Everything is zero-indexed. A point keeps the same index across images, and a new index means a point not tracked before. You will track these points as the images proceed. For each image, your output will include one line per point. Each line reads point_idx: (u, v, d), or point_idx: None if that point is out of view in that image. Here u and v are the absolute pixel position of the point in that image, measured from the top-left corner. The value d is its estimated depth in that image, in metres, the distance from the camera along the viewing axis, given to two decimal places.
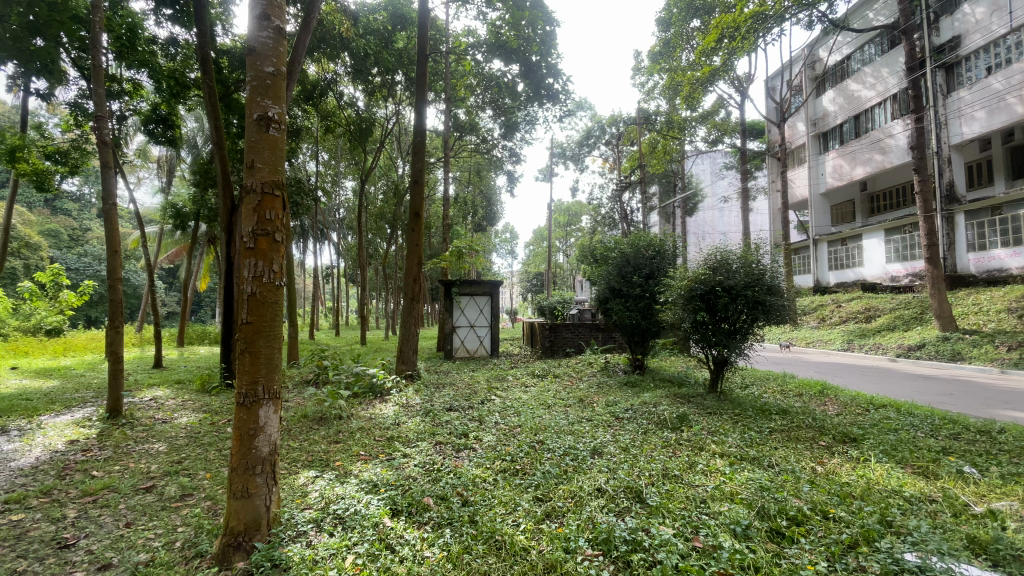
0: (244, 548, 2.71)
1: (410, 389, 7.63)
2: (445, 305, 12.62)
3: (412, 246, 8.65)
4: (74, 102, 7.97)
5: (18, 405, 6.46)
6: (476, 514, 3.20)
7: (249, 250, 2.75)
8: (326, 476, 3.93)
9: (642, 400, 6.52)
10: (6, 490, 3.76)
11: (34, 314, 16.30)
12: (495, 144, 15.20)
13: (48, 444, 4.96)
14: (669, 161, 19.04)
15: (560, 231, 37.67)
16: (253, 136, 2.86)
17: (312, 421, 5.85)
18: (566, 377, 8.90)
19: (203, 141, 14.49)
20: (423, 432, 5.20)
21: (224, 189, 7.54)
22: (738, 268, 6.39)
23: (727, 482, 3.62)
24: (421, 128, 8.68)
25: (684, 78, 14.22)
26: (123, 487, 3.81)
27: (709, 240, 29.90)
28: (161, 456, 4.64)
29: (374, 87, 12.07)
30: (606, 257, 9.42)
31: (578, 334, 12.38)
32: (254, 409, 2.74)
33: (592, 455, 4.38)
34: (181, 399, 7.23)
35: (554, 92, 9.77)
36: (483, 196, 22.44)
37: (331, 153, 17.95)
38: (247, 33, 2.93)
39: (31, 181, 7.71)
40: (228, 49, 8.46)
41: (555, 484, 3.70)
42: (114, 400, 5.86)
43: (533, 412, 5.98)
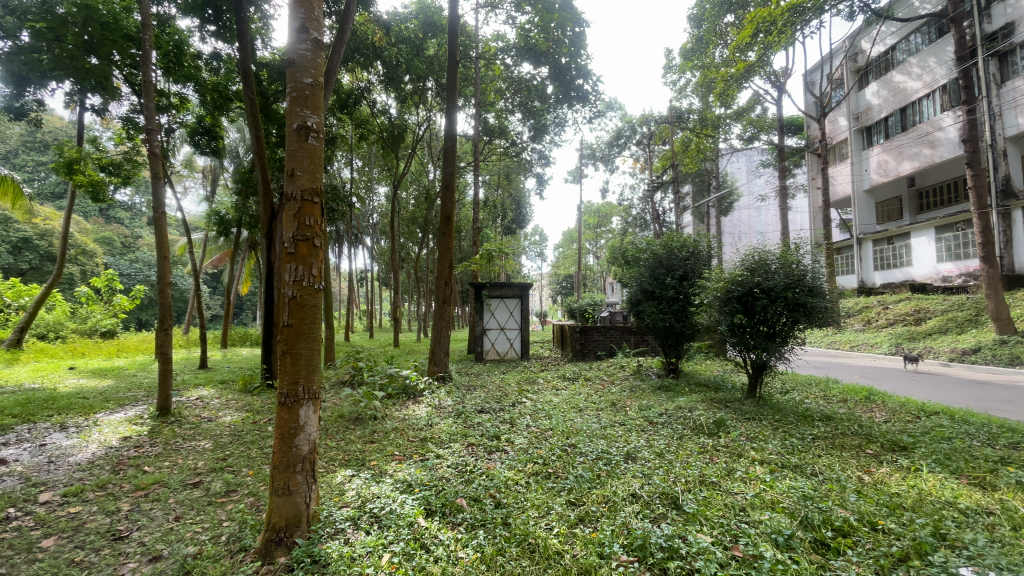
0: (285, 543, 2.79)
1: (442, 390, 7.74)
2: (476, 307, 12.69)
3: (443, 249, 8.74)
4: (126, 116, 8.46)
5: (76, 403, 6.89)
6: (509, 517, 3.19)
7: (289, 255, 2.85)
8: (362, 475, 4.01)
9: (677, 405, 6.36)
10: (66, 484, 4.00)
11: (90, 317, 17.32)
12: (524, 147, 15.25)
13: (104, 440, 5.24)
14: (702, 159, 18.59)
15: (589, 233, 37.32)
16: (293, 145, 2.96)
17: (347, 422, 5.96)
18: (598, 381, 8.79)
19: (244, 151, 15.08)
20: (455, 433, 5.26)
21: (264, 195, 7.83)
22: (777, 269, 6.18)
23: (768, 490, 3.50)
24: (452, 134, 8.78)
25: (718, 76, 13.91)
26: (172, 483, 3.99)
27: (745, 240, 29.04)
28: (207, 454, 4.83)
29: (407, 95, 12.30)
30: (638, 258, 9.31)
31: (609, 336, 12.23)
32: (295, 409, 2.82)
33: (626, 460, 4.31)
34: (225, 399, 7.53)
35: (584, 93, 9.68)
36: (512, 199, 22.52)
37: (364, 160, 18.39)
38: (287, 46, 3.03)
39: (87, 192, 8.14)
40: (268, 62, 8.80)
41: (588, 489, 3.66)
42: (163, 399, 6.13)
43: (564, 416, 5.93)
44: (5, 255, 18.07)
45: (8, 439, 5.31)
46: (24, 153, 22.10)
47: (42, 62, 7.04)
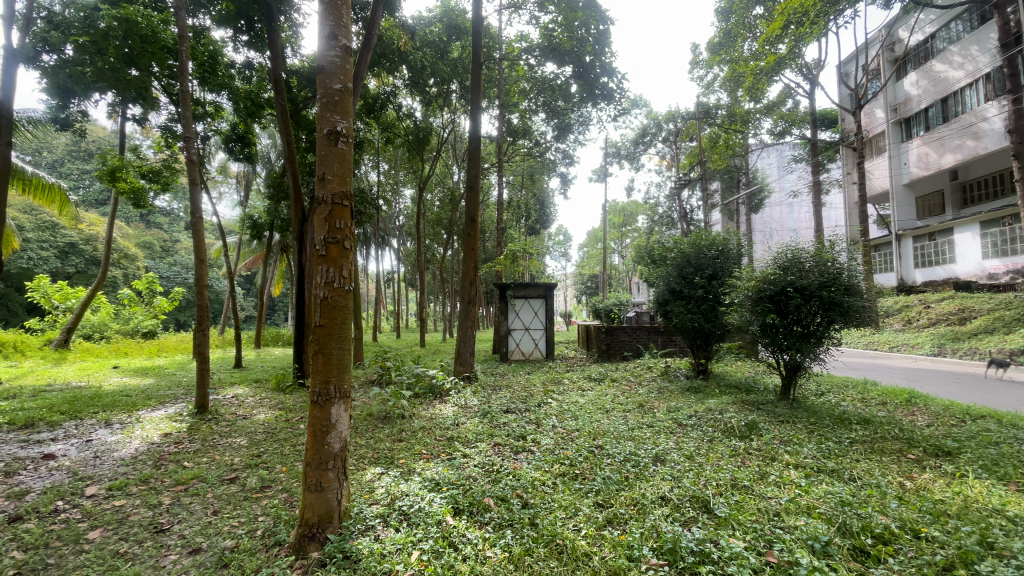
0: (318, 539, 2.86)
1: (468, 390, 7.81)
2: (500, 308, 12.74)
3: (468, 250, 8.80)
4: (165, 125, 8.82)
5: (121, 400, 7.22)
6: (537, 517, 3.19)
7: (321, 258, 2.92)
8: (391, 474, 4.07)
9: (707, 407, 6.23)
10: (111, 478, 4.19)
11: (133, 318, 18.12)
12: (548, 147, 15.22)
13: (146, 436, 5.48)
14: (731, 156, 18.15)
15: (615, 232, 36.98)
16: (324, 150, 3.03)
17: (376, 421, 6.06)
18: (625, 382, 8.68)
19: (275, 156, 15.51)
20: (482, 433, 5.29)
21: (295, 199, 8.05)
22: (811, 267, 6.01)
23: (803, 495, 3.40)
24: (476, 135, 8.83)
25: (747, 69, 13.61)
26: (210, 478, 4.14)
27: (776, 238, 28.25)
28: (243, 450, 5.00)
29: (432, 98, 12.44)
30: (665, 257, 9.19)
31: (635, 336, 12.10)
32: (327, 407, 2.88)
33: (655, 462, 4.25)
34: (259, 397, 7.78)
35: (608, 91, 9.59)
36: (537, 199, 22.48)
37: (390, 163, 18.67)
38: (317, 53, 3.11)
39: (130, 199, 8.38)
40: (297, 69, 9.04)
41: (616, 491, 3.62)
42: (201, 397, 6.37)
43: (591, 417, 5.88)
44: (54, 259, 19.06)
45: (58, 434, 5.60)
46: (70, 162, 23.24)
47: (86, 74, 7.39)
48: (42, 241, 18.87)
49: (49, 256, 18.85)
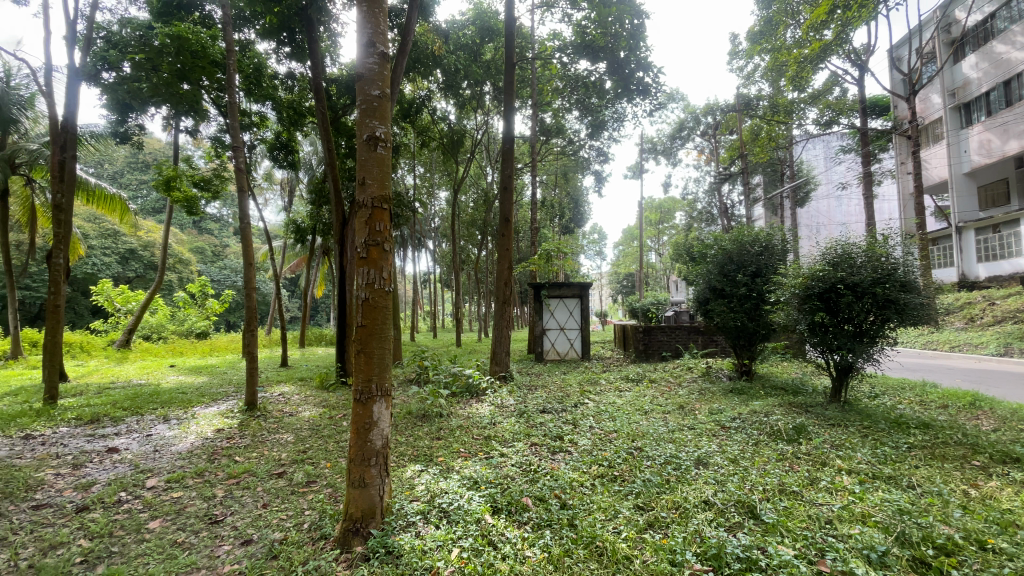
0: (361, 533, 2.94)
1: (504, 389, 7.85)
2: (535, 307, 12.74)
3: (503, 250, 8.84)
4: (214, 136, 9.25)
5: (178, 397, 7.64)
6: (576, 518, 3.18)
7: (362, 260, 3.00)
8: (430, 471, 4.14)
9: (751, 409, 6.02)
10: (169, 471, 4.45)
11: (187, 319, 19.12)
12: (582, 145, 15.10)
13: (200, 432, 5.78)
14: (775, 148, 17.41)
15: (651, 229, 36.29)
16: (364, 155, 3.11)
17: (415, 419, 6.17)
18: (664, 383, 8.50)
19: (316, 162, 16.02)
20: (519, 432, 5.29)
21: (336, 204, 8.30)
22: (863, 263, 5.72)
23: (858, 502, 3.23)
24: (510, 135, 8.85)
25: (789, 57, 13.07)
26: (260, 472, 4.32)
27: (823, 233, 27.02)
28: (289, 446, 5.20)
29: (465, 100, 12.56)
30: (705, 254, 8.94)
31: (674, 336, 11.84)
32: (369, 405, 2.96)
33: (697, 465, 4.14)
34: (304, 395, 8.06)
35: (645, 85, 9.40)
36: (571, 198, 22.34)
37: (426, 166, 19.00)
38: (357, 62, 3.20)
39: (184, 208, 8.77)
40: (336, 77, 9.32)
41: (657, 494, 3.56)
42: (249, 394, 6.66)
43: (629, 418, 5.80)
44: (116, 265, 20.37)
45: (122, 429, 5.99)
46: (129, 173, 24.79)
47: (142, 89, 7.84)
48: (104, 247, 20.19)
49: (111, 262, 20.16)
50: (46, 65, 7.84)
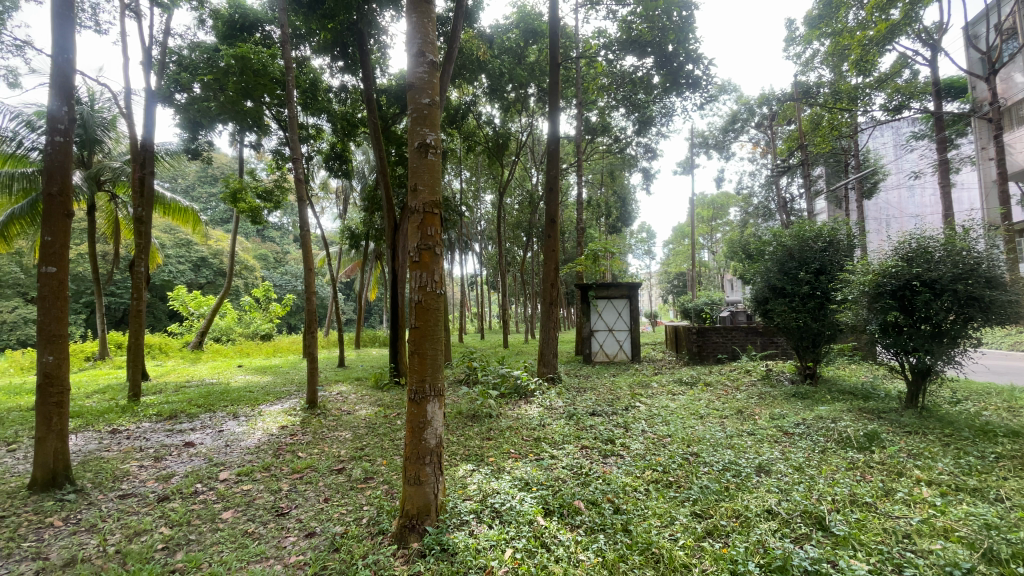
0: (417, 530, 3.01)
1: (552, 391, 7.81)
2: (583, 309, 12.63)
3: (549, 251, 8.84)
4: (275, 149, 9.79)
5: (245, 395, 8.13)
6: (630, 524, 3.12)
7: (414, 263, 3.09)
8: (482, 471, 4.19)
9: (816, 414, 5.69)
10: (239, 465, 4.75)
11: (252, 322, 20.35)
12: (629, 142, 14.85)
13: (266, 428, 6.13)
14: (838, 137, 16.35)
15: (703, 227, 35.04)
16: (416, 162, 3.19)
17: (465, 419, 6.25)
18: (720, 386, 8.18)
19: (368, 170, 16.62)
20: (569, 435, 5.25)
21: (388, 210, 8.60)
22: (942, 258, 5.26)
23: (938, 516, 2.98)
24: (555, 136, 8.80)
25: (851, 41, 12.27)
26: (321, 468, 4.54)
27: (894, 226, 25.15)
28: (347, 443, 5.41)
29: (510, 103, 12.64)
30: (762, 251, 8.55)
31: (730, 337, 11.37)
32: (423, 404, 3.03)
33: (758, 473, 3.96)
34: (360, 394, 8.38)
35: (695, 78, 9.11)
36: (618, 197, 21.99)
37: (472, 170, 19.29)
38: (408, 71, 3.29)
39: (248, 218, 9.33)
40: (386, 88, 9.65)
41: (715, 501, 3.43)
42: (310, 393, 6.99)
43: (684, 422, 5.62)
44: (189, 272, 21.97)
45: (197, 424, 6.45)
46: (199, 187, 26.68)
47: (210, 108, 8.42)
48: (179, 256, 21.80)
49: (185, 269, 21.76)
50: (127, 89, 8.57)
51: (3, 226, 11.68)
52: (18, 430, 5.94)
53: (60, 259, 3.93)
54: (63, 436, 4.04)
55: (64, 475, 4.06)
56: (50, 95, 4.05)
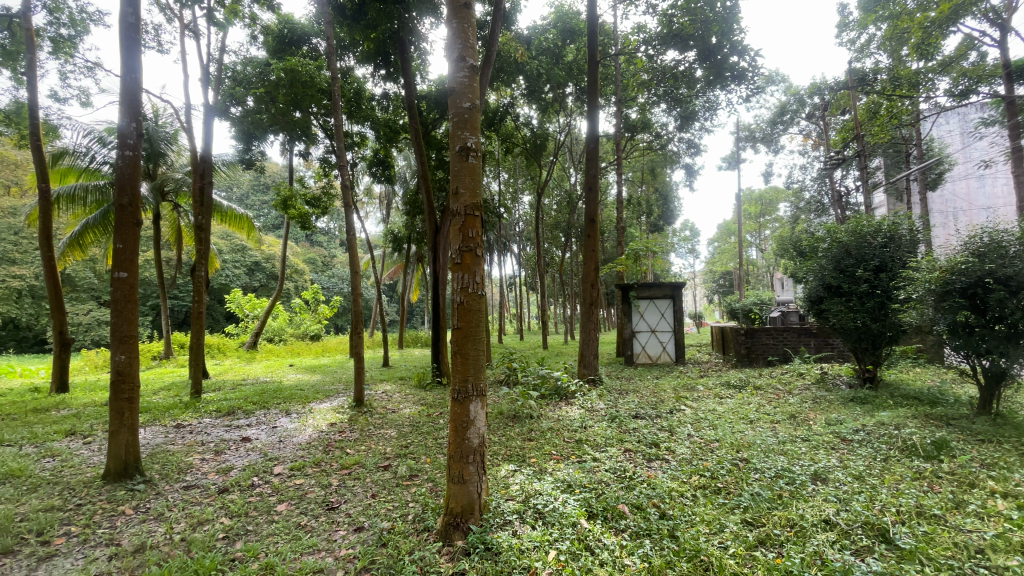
0: (461, 528, 3.05)
1: (594, 393, 7.71)
2: (624, 309, 12.44)
3: (589, 251, 8.77)
4: (322, 157, 10.18)
5: (297, 393, 8.48)
6: (677, 530, 3.05)
7: (456, 265, 3.14)
8: (524, 471, 4.20)
9: (878, 420, 5.36)
10: (292, 460, 4.96)
11: (302, 324, 21.24)
12: (670, 138, 14.54)
13: (317, 425, 6.39)
14: (898, 126, 15.36)
15: (751, 223, 33.69)
16: (457, 165, 3.24)
17: (507, 419, 6.30)
18: (771, 390, 7.84)
19: (410, 174, 17.00)
20: (612, 437, 5.19)
21: (428, 213, 8.77)
22: (1019, 254, 4.83)
23: (1018, 531, 2.74)
24: (594, 135, 8.69)
25: (911, 24, 11.51)
26: (368, 464, 4.68)
27: (964, 219, 23.34)
28: (393, 441, 5.55)
29: (548, 104, 12.62)
30: (816, 248, 8.16)
31: (782, 339, 10.89)
32: (466, 404, 3.07)
33: (814, 481, 3.78)
34: (404, 393, 8.58)
35: (740, 70, 8.80)
36: (659, 194, 21.53)
37: (510, 172, 19.40)
38: (449, 76, 3.35)
39: (298, 224, 9.73)
40: (426, 93, 9.87)
41: (767, 509, 3.30)
42: (357, 392, 7.21)
43: (732, 427, 5.43)
44: (244, 276, 23.18)
45: (252, 421, 6.79)
46: (253, 194, 28.13)
47: (262, 120, 8.88)
48: (235, 261, 23.02)
49: (241, 273, 22.97)
50: (187, 105, 9.13)
51: (78, 235, 12.63)
52: (94, 423, 6.44)
53: (130, 265, 4.23)
54: (133, 429, 4.35)
55: (134, 466, 4.36)
56: (120, 113, 4.37)
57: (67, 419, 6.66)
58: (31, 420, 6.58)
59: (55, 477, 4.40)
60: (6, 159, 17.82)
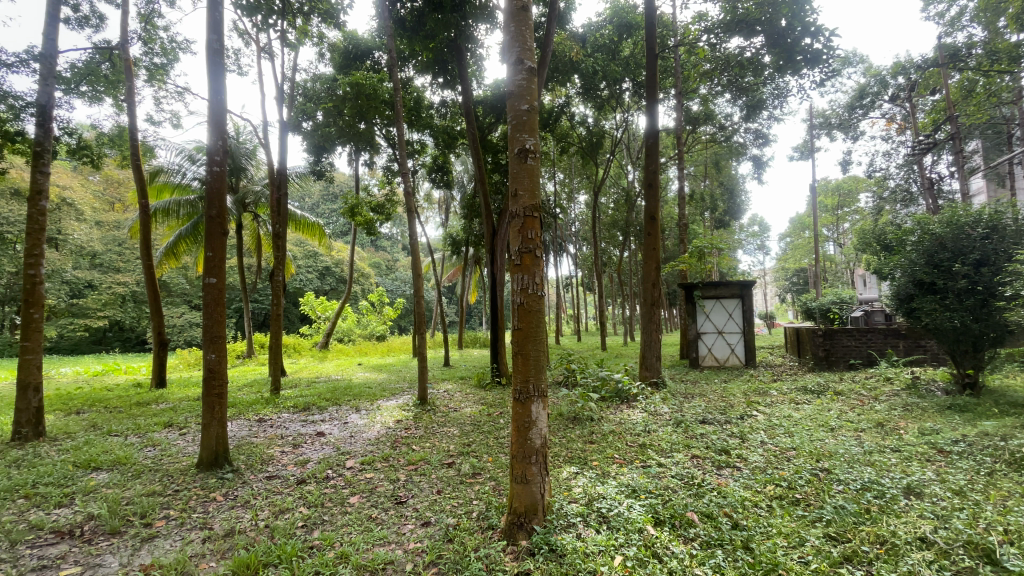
0: (525, 528, 3.07)
1: (657, 396, 7.49)
2: (688, 310, 11.98)
3: (649, 249, 8.52)
4: (386, 165, 10.60)
5: (365, 391, 8.89)
6: (751, 541, 2.90)
7: (516, 266, 3.19)
8: (587, 474, 4.15)
9: (982, 430, 4.82)
10: (363, 454, 5.21)
11: (369, 325, 22.26)
12: (735, 129, 13.88)
13: (384, 422, 6.67)
14: (1000, 103, 13.76)
15: (828, 216, 31.40)
16: (516, 167, 3.28)
17: (567, 421, 6.26)
18: (854, 396, 7.26)
19: (467, 179, 17.28)
20: (677, 443, 5.02)
21: (486, 216, 8.87)
22: None
23: None
24: (653, 130, 8.47)
25: None
26: (434, 461, 4.82)
27: None
28: (455, 439, 5.69)
29: (604, 101, 12.44)
30: (904, 242, 7.49)
31: (865, 341, 10.07)
32: (528, 404, 3.09)
33: (906, 495, 3.46)
34: (465, 392, 8.76)
35: (814, 53, 8.15)
36: (724, 189, 20.60)
37: (566, 173, 19.36)
38: (507, 80, 3.39)
39: (364, 230, 10.18)
40: (483, 99, 10.06)
41: (853, 524, 3.06)
42: (421, 391, 7.44)
43: (811, 435, 5.08)
44: (316, 280, 24.65)
45: (325, 416, 7.20)
46: (323, 204, 29.94)
47: (331, 133, 9.43)
48: (308, 266, 24.53)
49: (313, 278, 24.47)
50: (265, 122, 9.84)
51: (172, 245, 13.94)
52: (188, 417, 7.07)
53: (219, 271, 4.62)
54: (223, 423, 4.74)
55: (224, 457, 4.76)
56: (208, 132, 4.78)
57: (166, 412, 7.38)
58: (136, 413, 7.35)
59: (155, 465, 4.89)
60: (112, 179, 20.96)
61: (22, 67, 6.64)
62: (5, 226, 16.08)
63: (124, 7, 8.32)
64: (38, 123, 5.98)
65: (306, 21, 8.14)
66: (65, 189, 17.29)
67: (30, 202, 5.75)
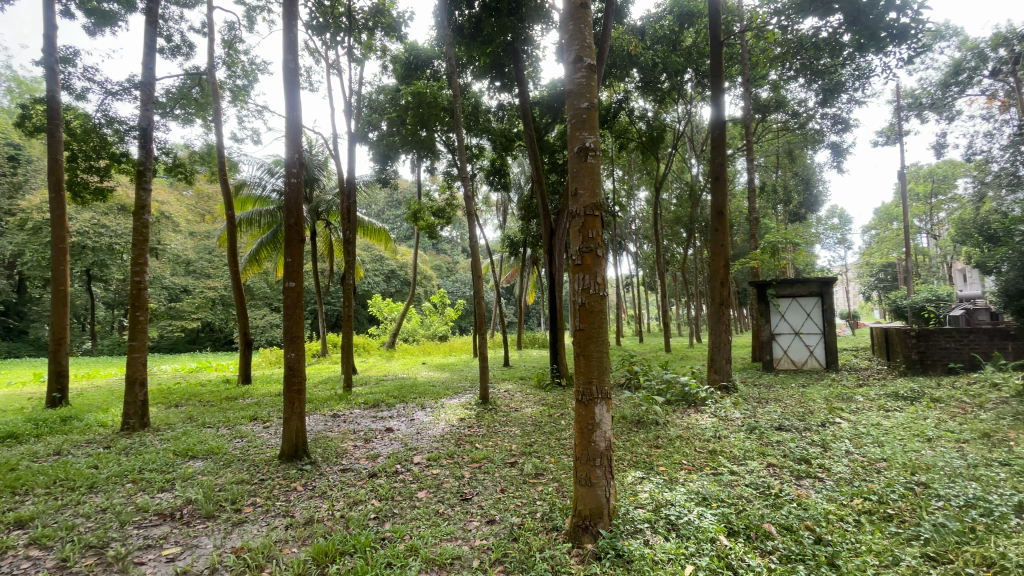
0: (590, 531, 3.04)
1: (727, 400, 7.15)
2: (760, 310, 11.34)
3: (716, 246, 8.13)
4: (446, 170, 10.87)
5: (429, 390, 9.17)
6: (837, 558, 2.71)
7: (577, 266, 3.16)
8: (653, 480, 4.04)
9: None
10: (429, 451, 5.39)
11: (433, 325, 22.95)
12: (810, 115, 12.96)
13: (449, 419, 6.86)
14: None
15: (920, 206, 28.52)
16: (575, 166, 3.26)
17: (631, 424, 6.13)
18: (955, 404, 6.56)
19: (525, 179, 17.35)
20: (750, 449, 4.78)
21: (544, 216, 8.86)
22: None
23: None
24: (719, 121, 8.05)
25: None
26: (497, 460, 4.89)
27: None
28: (517, 439, 5.73)
29: (664, 94, 12.06)
30: (1014, 231, 6.67)
31: (967, 342, 9.07)
32: (591, 406, 3.06)
33: (1019, 514, 3.08)
34: (525, 392, 8.80)
35: (900, 28, 7.45)
36: (798, 180, 19.32)
37: (625, 169, 18.94)
38: (566, 79, 3.37)
39: (426, 233, 10.50)
40: (539, 99, 10.08)
41: (955, 544, 2.76)
42: (483, 390, 7.56)
43: (903, 445, 4.65)
44: (382, 283, 25.75)
45: (393, 413, 7.52)
46: (388, 210, 31.19)
47: (395, 141, 9.81)
48: (376, 270, 25.67)
49: (379, 280, 25.60)
50: (334, 134, 10.43)
51: (255, 253, 15.09)
52: (270, 411, 7.62)
53: (297, 275, 4.94)
54: (302, 418, 5.07)
55: (302, 449, 5.09)
56: (286, 146, 5.14)
57: (250, 406, 8.00)
58: (225, 407, 8.04)
59: (244, 455, 5.33)
60: (202, 193, 22.97)
61: (125, 95, 7.48)
62: (115, 238, 18.64)
63: (210, 35, 9.16)
64: (141, 145, 6.69)
65: (371, 35, 8.53)
66: (164, 203, 19.41)
67: (134, 217, 6.45)
